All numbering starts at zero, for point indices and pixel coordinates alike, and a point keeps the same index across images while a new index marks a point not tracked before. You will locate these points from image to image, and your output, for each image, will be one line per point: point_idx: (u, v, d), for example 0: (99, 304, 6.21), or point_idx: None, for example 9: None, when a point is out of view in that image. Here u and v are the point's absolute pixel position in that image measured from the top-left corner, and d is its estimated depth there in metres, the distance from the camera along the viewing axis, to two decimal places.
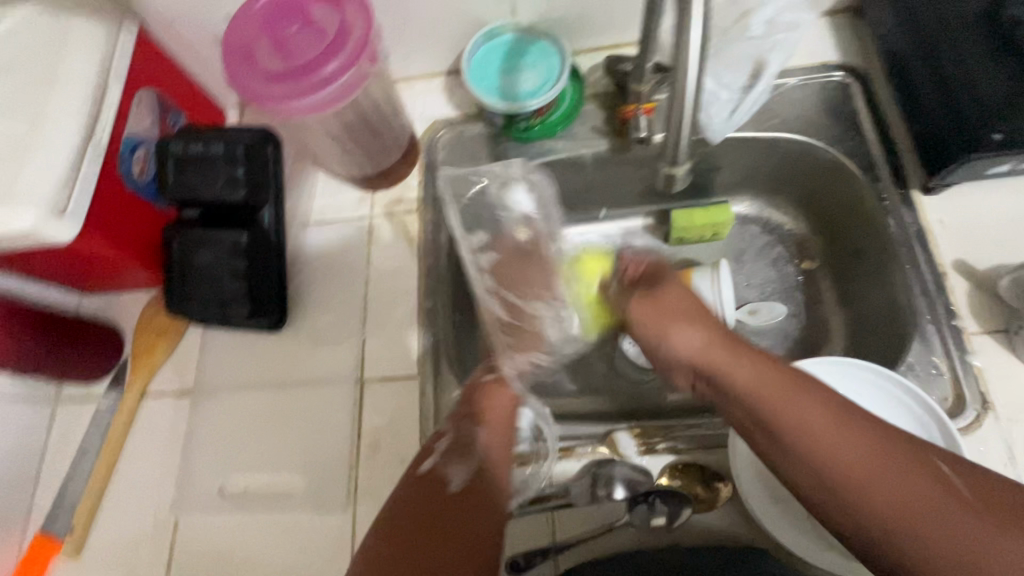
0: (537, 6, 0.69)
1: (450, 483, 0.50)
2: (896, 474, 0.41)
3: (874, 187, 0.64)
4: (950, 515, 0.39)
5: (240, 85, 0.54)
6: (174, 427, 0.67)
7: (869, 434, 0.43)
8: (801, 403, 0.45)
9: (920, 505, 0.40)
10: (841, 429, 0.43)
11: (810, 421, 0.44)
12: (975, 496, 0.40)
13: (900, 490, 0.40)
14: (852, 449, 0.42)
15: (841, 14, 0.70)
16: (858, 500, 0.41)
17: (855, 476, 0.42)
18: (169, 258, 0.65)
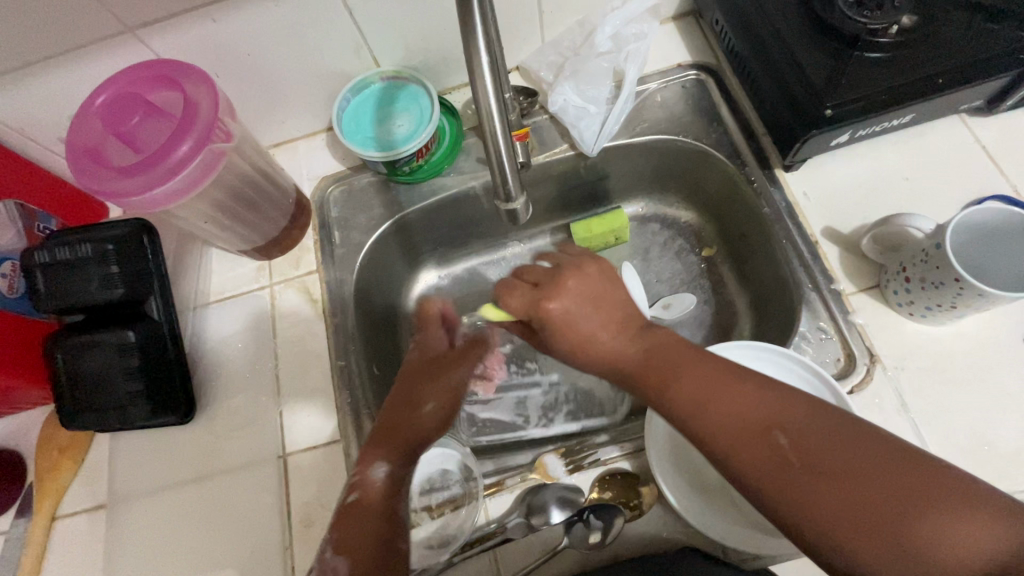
0: (397, 54, 0.70)
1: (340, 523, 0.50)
2: (737, 435, 0.40)
3: (742, 172, 0.68)
4: (773, 481, 0.38)
5: (88, 184, 0.52)
6: (93, 545, 0.63)
7: (725, 397, 0.41)
8: (668, 374, 0.44)
9: (752, 467, 0.39)
10: (698, 387, 0.42)
11: (669, 381, 0.44)
12: (821, 462, 0.36)
13: (737, 447, 0.40)
14: (703, 407, 0.42)
15: (684, 17, 0.75)
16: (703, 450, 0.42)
17: (699, 427, 0.42)
18: (53, 371, 0.62)
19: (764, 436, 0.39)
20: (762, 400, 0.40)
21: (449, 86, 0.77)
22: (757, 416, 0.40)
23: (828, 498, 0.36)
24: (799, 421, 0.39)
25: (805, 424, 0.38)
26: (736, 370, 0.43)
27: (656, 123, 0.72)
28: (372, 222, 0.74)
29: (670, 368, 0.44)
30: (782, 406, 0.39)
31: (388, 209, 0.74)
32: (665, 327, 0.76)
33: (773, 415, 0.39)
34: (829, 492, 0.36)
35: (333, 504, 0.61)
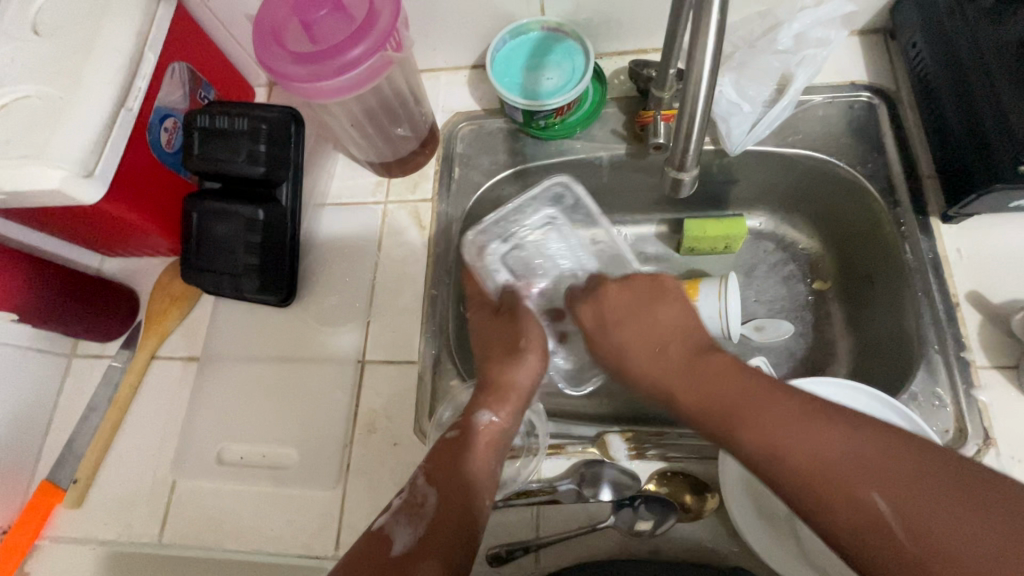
0: (565, 6, 0.69)
1: (393, 543, 0.46)
2: (832, 498, 0.40)
3: (892, 212, 0.63)
4: (874, 544, 0.38)
5: (264, 62, 0.55)
6: (180, 390, 0.70)
7: (817, 448, 0.41)
8: (742, 411, 0.46)
9: (857, 529, 0.39)
10: (788, 440, 0.42)
11: (746, 425, 0.45)
12: (919, 527, 0.37)
13: (831, 502, 0.40)
14: (796, 462, 0.42)
15: (873, 34, 0.69)
16: (785, 498, 0.42)
17: (786, 483, 0.42)
18: (187, 227, 0.67)
19: (858, 501, 0.39)
20: (855, 457, 0.40)
21: (603, 51, 0.75)
22: (853, 475, 0.40)
23: (910, 563, 0.37)
24: (892, 475, 0.39)
25: (909, 488, 0.38)
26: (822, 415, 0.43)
27: (809, 138, 0.68)
28: (494, 166, 0.74)
29: (747, 412, 0.45)
30: (879, 463, 0.40)
31: (512, 158, 0.74)
32: (753, 348, 0.73)
33: (871, 469, 0.39)
34: (924, 558, 0.36)
35: (397, 418, 0.64)
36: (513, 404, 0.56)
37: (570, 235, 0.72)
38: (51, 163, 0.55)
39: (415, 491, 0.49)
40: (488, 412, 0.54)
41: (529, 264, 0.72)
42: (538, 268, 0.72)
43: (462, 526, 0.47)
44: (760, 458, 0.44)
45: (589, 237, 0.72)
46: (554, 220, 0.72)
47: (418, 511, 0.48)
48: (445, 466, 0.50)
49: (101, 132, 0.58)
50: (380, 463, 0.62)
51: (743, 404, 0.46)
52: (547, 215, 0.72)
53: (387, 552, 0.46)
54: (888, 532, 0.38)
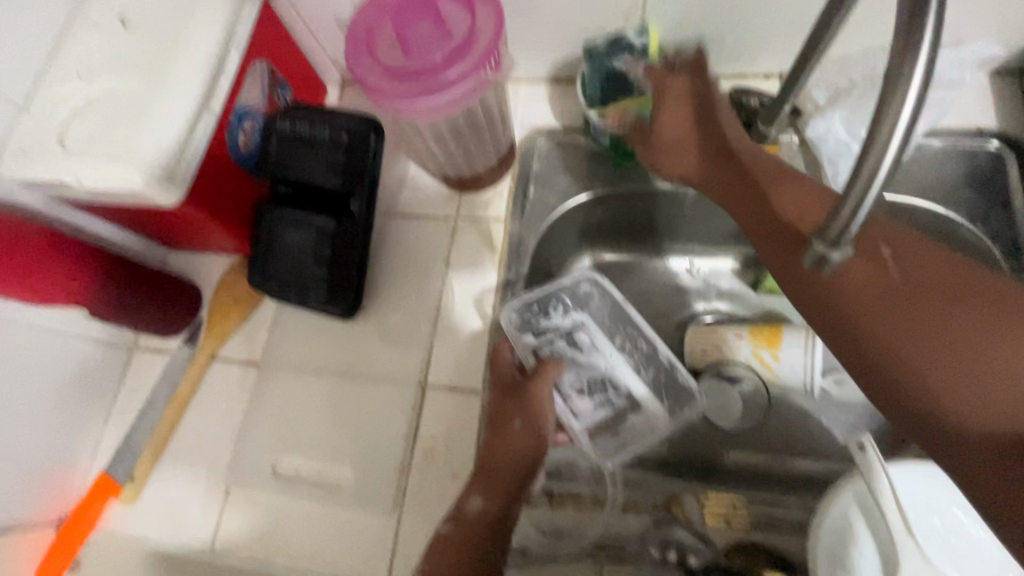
0: (666, 24, 0.64)
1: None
2: (882, 326, 0.41)
3: (1016, 278, 0.58)
4: (916, 362, 0.39)
5: (358, 74, 0.53)
6: (237, 395, 0.69)
7: (877, 274, 0.42)
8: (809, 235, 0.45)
9: (900, 351, 0.40)
10: (821, 253, 0.45)
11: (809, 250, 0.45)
12: (946, 315, 0.39)
13: (879, 325, 0.41)
14: (829, 265, 0.44)
15: (1007, 74, 0.63)
16: (816, 303, 0.44)
17: (843, 298, 0.43)
18: (257, 232, 0.66)
19: (882, 266, 0.42)
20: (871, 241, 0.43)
21: (698, 73, 0.71)
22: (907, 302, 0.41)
23: (943, 342, 0.39)
24: (953, 294, 0.40)
25: (967, 301, 0.39)
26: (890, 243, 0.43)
27: (925, 185, 0.62)
28: (571, 188, 0.71)
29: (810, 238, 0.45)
30: (934, 282, 0.40)
31: (591, 182, 0.71)
32: (832, 403, 0.68)
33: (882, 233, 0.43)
34: (956, 377, 0.38)
35: (456, 448, 0.61)
36: (496, 480, 0.55)
37: (599, 340, 0.67)
38: (135, 165, 0.54)
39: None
40: (478, 497, 0.54)
41: (578, 382, 0.65)
42: (590, 386, 0.65)
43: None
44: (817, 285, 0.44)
45: (622, 346, 0.66)
46: (585, 324, 0.67)
47: None
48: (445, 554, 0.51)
49: (183, 132, 0.57)
50: (436, 495, 0.60)
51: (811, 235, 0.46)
52: (576, 317, 0.67)
53: None
54: (939, 327, 0.39)
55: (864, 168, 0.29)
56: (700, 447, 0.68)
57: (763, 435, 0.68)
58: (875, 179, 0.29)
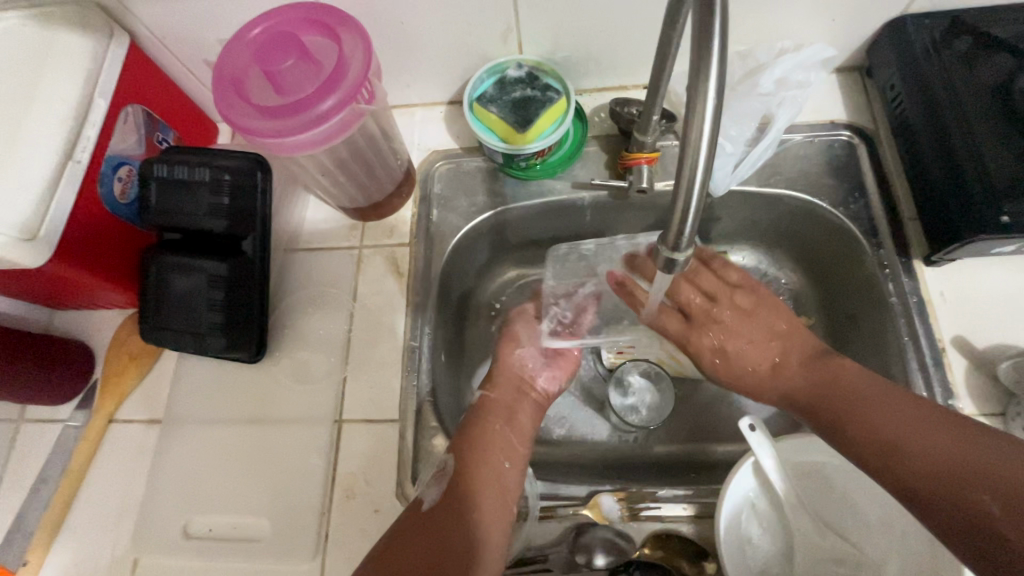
0: (543, 45, 0.67)
1: (425, 502, 0.52)
2: (943, 495, 0.43)
3: (876, 254, 0.63)
4: (985, 538, 0.41)
5: (228, 115, 0.51)
6: (140, 456, 0.65)
7: (934, 447, 0.46)
8: (859, 401, 0.51)
9: (966, 527, 0.42)
10: (902, 432, 0.48)
11: (867, 414, 0.50)
12: (988, 493, 0.42)
13: (930, 489, 0.44)
14: (908, 457, 0.46)
15: (851, 71, 0.69)
16: (884, 476, 0.47)
17: (902, 467, 0.46)
18: (145, 284, 0.63)
19: (967, 502, 0.42)
20: (980, 458, 0.44)
21: (583, 87, 0.74)
22: (962, 476, 0.43)
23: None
24: (1018, 482, 0.41)
25: (1021, 490, 0.41)
26: (944, 419, 0.47)
27: (792, 178, 0.67)
28: (473, 208, 0.72)
29: (854, 404, 0.51)
30: (990, 464, 0.43)
31: (492, 199, 0.72)
32: None
33: (996, 465, 0.43)
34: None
35: (378, 482, 0.60)
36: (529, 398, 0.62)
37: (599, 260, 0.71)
38: None
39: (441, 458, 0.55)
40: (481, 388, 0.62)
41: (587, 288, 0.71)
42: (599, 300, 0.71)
43: (502, 492, 0.53)
44: (873, 451, 0.49)
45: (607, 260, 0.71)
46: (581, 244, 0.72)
47: (442, 472, 0.54)
48: (471, 431, 0.56)
49: (47, 189, 0.54)
50: (360, 532, 0.58)
51: (862, 398, 0.51)
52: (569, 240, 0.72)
53: (421, 507, 0.51)
54: (995, 515, 0.41)
55: (682, 177, 0.34)
56: (621, 446, 0.70)
57: (680, 427, 0.71)
58: (694, 181, 0.34)
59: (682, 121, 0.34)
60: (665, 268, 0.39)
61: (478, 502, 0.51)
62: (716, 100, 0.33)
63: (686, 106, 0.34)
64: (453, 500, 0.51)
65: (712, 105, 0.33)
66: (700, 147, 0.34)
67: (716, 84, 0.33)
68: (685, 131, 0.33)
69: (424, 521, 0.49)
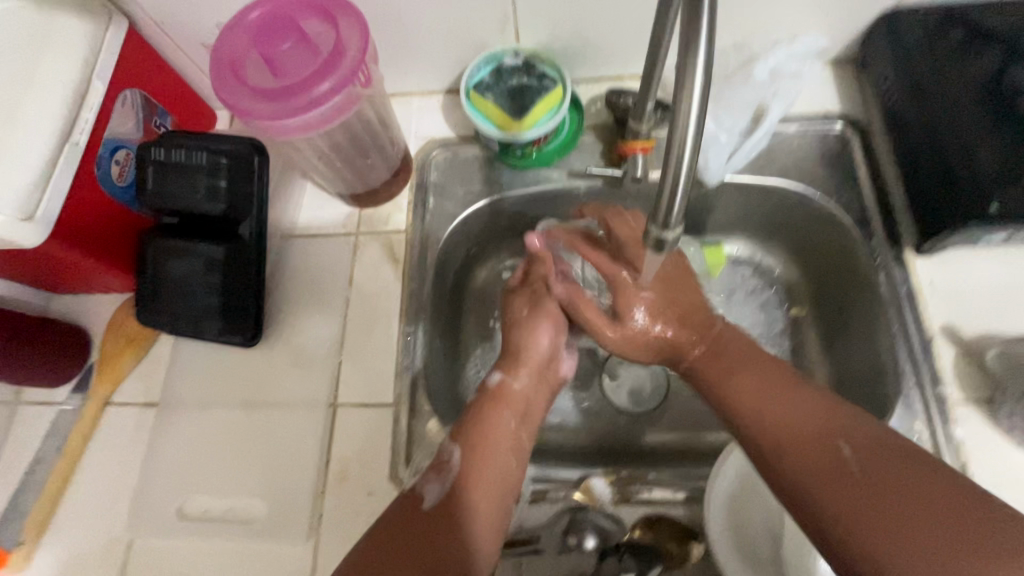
0: (540, 34, 0.67)
1: (426, 499, 0.49)
2: (798, 445, 0.46)
3: (867, 243, 0.63)
4: (827, 483, 0.43)
5: (225, 98, 0.52)
6: (136, 439, 0.65)
7: (799, 404, 0.48)
8: (737, 367, 0.53)
9: (812, 471, 0.44)
10: (778, 391, 0.50)
11: (735, 379, 0.53)
12: (834, 442, 0.44)
13: (798, 443, 0.46)
14: (771, 411, 0.48)
15: (846, 63, 0.70)
16: (754, 431, 0.49)
17: (764, 421, 0.48)
18: (142, 266, 0.63)
19: (827, 450, 0.44)
20: (824, 414, 0.46)
21: (579, 78, 0.74)
22: (822, 429, 0.46)
23: (875, 502, 0.40)
24: (862, 439, 0.44)
25: (868, 443, 0.43)
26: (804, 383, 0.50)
27: (785, 169, 0.68)
28: (469, 196, 0.72)
29: (732, 368, 0.54)
30: (852, 422, 0.45)
31: (488, 188, 0.72)
32: None
33: (854, 424, 0.45)
34: (880, 508, 0.40)
35: (373, 464, 0.61)
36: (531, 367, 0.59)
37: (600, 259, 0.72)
38: None
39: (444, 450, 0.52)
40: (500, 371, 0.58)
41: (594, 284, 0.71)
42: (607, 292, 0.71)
43: (504, 493, 0.51)
44: (741, 408, 0.51)
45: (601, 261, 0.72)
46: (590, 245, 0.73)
47: (444, 469, 0.50)
48: (476, 423, 0.53)
49: (44, 169, 0.54)
50: (354, 514, 0.59)
51: (745, 359, 0.54)
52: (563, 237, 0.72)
53: (419, 505, 0.48)
54: (845, 466, 0.43)
55: (672, 156, 0.35)
56: (614, 432, 0.70)
57: (673, 415, 0.71)
58: (683, 157, 0.35)
59: (673, 102, 0.35)
60: (656, 247, 0.40)
61: (478, 503, 0.49)
62: (704, 82, 0.33)
63: (675, 89, 0.34)
64: (455, 499, 0.48)
65: (699, 87, 0.33)
66: (690, 127, 0.34)
67: (704, 67, 0.33)
68: (674, 114, 0.34)
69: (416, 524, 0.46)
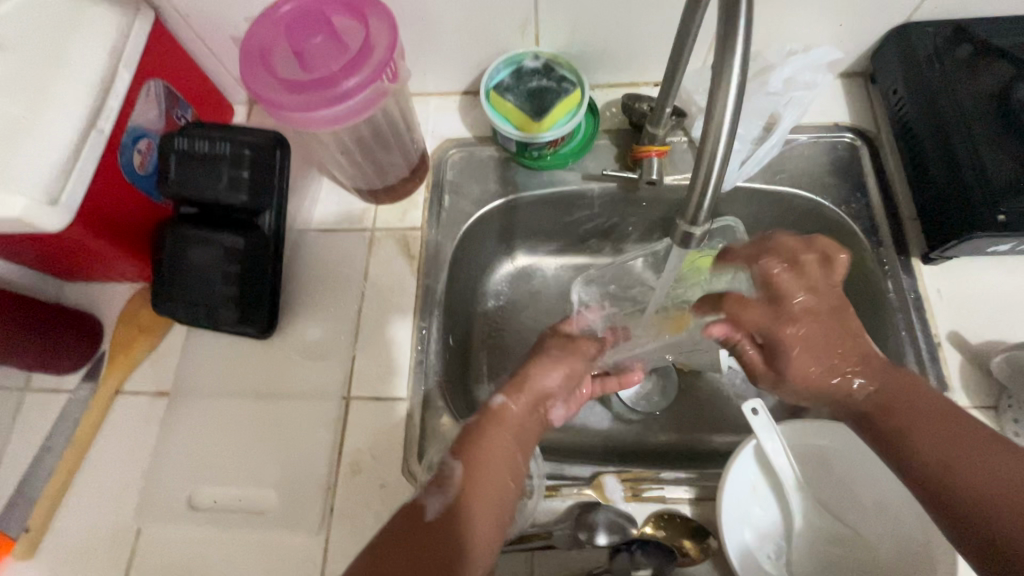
0: (560, 39, 0.69)
1: (427, 511, 0.48)
2: (1008, 519, 0.39)
3: (876, 251, 0.65)
4: None
5: (253, 89, 0.53)
6: (146, 428, 0.65)
7: (1000, 471, 0.41)
8: (919, 426, 0.46)
9: None
10: (972, 456, 0.43)
11: (921, 440, 0.46)
12: None
13: (1000, 517, 0.40)
14: (972, 480, 0.42)
15: (855, 76, 0.72)
16: (950, 499, 0.42)
17: (968, 488, 0.42)
18: (160, 254, 0.63)
19: None
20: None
21: (595, 83, 0.75)
22: None
23: None
24: None
25: None
26: (1007, 448, 0.43)
27: (796, 177, 0.69)
28: (485, 195, 0.73)
29: (921, 426, 0.46)
30: None
31: (503, 187, 0.73)
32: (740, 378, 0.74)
33: None
34: None
35: (385, 457, 0.61)
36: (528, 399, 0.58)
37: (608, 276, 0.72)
38: (11, 188, 0.51)
39: (446, 465, 0.51)
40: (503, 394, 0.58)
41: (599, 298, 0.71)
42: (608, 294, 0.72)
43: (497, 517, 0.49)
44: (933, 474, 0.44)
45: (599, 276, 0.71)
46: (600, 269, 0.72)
47: (444, 483, 0.50)
48: (479, 449, 0.52)
49: (72, 155, 0.55)
50: (365, 507, 0.59)
51: (925, 416, 0.47)
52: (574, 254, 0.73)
53: (421, 517, 0.47)
54: None
55: (704, 151, 0.36)
56: (622, 434, 0.71)
57: (680, 418, 0.72)
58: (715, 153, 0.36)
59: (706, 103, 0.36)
60: (682, 242, 0.43)
61: (478, 523, 0.47)
62: (738, 86, 0.35)
63: (709, 92, 0.36)
64: (456, 514, 0.47)
65: (732, 89, 0.35)
66: (723, 123, 0.36)
67: (739, 71, 0.35)
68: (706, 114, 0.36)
69: (417, 534, 0.46)
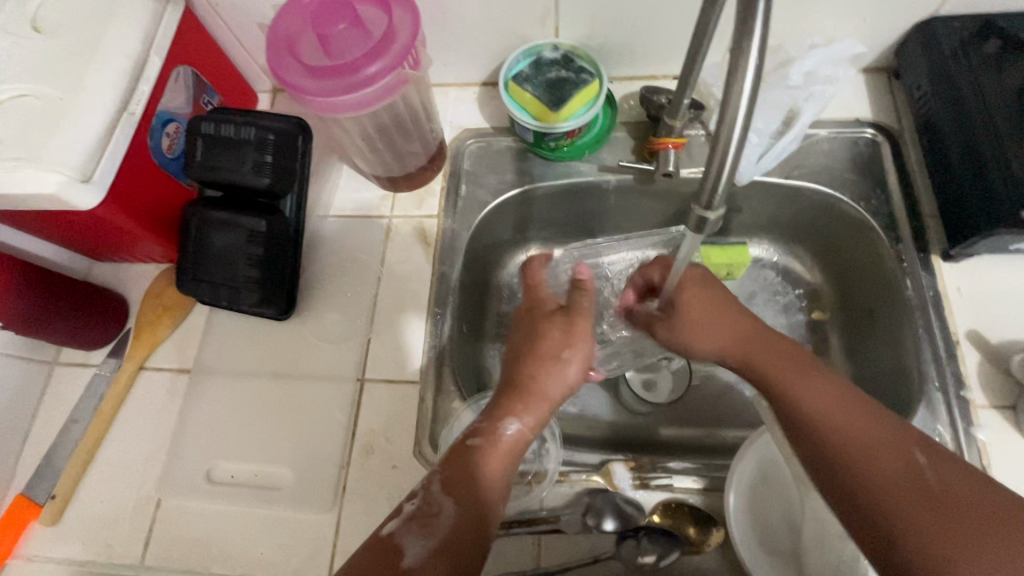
0: (579, 30, 0.69)
1: (403, 554, 0.42)
2: (867, 463, 0.44)
3: (895, 248, 0.64)
4: (910, 507, 0.41)
5: (278, 73, 0.54)
6: (167, 403, 0.67)
7: (859, 419, 0.45)
8: (797, 386, 0.49)
9: (885, 490, 0.42)
10: (845, 411, 0.46)
11: (800, 396, 0.48)
12: (886, 462, 0.43)
13: (865, 468, 0.43)
14: (837, 430, 0.45)
15: (878, 72, 0.71)
16: (819, 451, 0.46)
17: (834, 436, 0.45)
18: (185, 236, 0.65)
19: (899, 460, 0.43)
20: (875, 425, 0.45)
21: (614, 75, 0.76)
22: (884, 445, 0.44)
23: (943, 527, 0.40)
24: (940, 455, 0.43)
25: (940, 455, 0.43)
26: (867, 399, 0.47)
27: (815, 172, 0.69)
28: (501, 185, 0.74)
29: (798, 384, 0.49)
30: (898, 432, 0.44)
31: (519, 178, 0.74)
32: None
33: (907, 438, 0.44)
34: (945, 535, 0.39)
35: (398, 439, 0.62)
36: (542, 409, 0.51)
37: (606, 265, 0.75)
38: (46, 167, 0.53)
39: (429, 498, 0.45)
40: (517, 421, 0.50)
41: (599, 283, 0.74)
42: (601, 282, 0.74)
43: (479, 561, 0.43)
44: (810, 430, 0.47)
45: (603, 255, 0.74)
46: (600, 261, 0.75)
47: (428, 523, 0.44)
48: (452, 472, 0.47)
49: (102, 137, 0.56)
50: (377, 486, 0.60)
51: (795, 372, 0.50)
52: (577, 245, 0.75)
53: (396, 565, 0.41)
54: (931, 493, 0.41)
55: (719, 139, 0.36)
56: (630, 425, 0.72)
57: (690, 411, 0.72)
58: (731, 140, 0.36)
59: (723, 89, 0.36)
60: (697, 228, 0.43)
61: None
62: (757, 71, 0.35)
63: (728, 78, 0.36)
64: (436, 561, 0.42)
65: (752, 75, 0.35)
66: (740, 109, 0.36)
67: (758, 57, 0.35)
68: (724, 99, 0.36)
69: None
